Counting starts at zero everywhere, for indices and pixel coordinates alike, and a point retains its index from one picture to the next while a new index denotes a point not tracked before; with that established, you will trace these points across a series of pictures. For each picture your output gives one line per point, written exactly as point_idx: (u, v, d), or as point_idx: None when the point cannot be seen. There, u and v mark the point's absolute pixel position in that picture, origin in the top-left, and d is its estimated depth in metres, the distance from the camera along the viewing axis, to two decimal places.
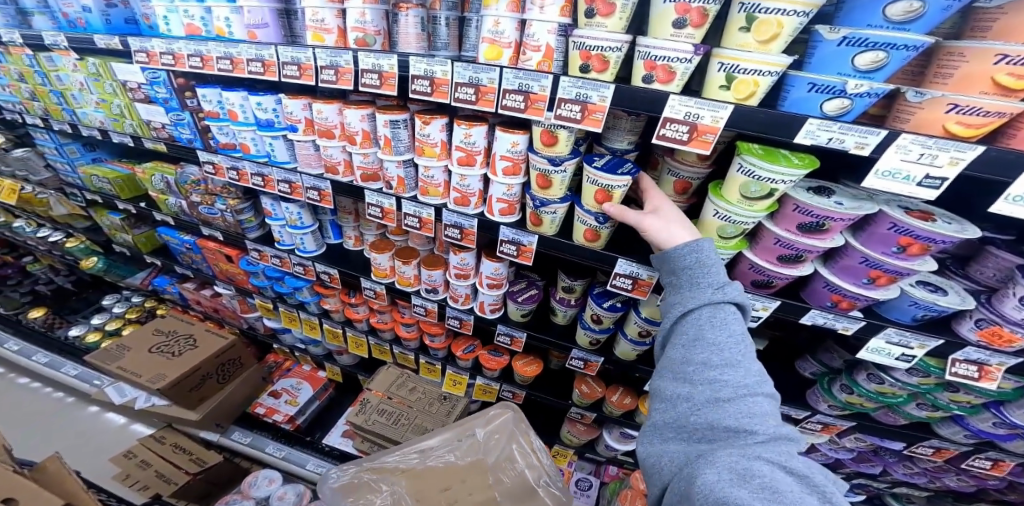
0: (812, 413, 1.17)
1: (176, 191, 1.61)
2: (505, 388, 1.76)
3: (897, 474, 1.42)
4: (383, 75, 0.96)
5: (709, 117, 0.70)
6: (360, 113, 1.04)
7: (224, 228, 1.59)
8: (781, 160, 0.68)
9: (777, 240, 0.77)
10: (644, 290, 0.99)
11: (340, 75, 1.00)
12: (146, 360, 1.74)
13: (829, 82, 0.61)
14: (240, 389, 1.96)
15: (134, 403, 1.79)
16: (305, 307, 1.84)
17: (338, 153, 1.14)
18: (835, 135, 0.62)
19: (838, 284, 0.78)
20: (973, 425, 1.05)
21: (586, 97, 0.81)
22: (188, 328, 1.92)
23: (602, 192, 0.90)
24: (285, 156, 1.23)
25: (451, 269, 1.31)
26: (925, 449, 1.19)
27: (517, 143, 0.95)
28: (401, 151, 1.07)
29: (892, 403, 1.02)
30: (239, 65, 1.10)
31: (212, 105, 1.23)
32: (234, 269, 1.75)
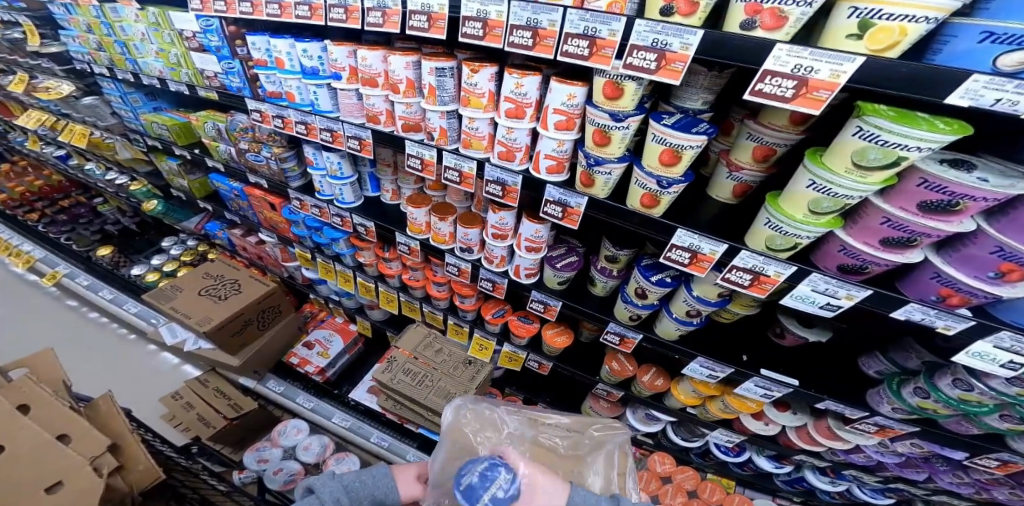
0: (871, 414, 1.07)
1: (226, 139, 1.62)
2: (532, 357, 1.75)
3: (942, 483, 1.31)
4: (432, 16, 0.88)
5: (828, 71, 0.58)
6: (406, 62, 0.97)
7: (270, 177, 1.61)
8: (920, 123, 0.55)
9: (886, 219, 0.66)
10: (704, 265, 0.90)
11: (388, 18, 0.93)
12: (196, 302, 1.83)
13: (1014, 30, 0.49)
14: (279, 337, 2.06)
15: (184, 345, 1.95)
16: (341, 259, 1.87)
17: (380, 102, 1.08)
18: (1007, 95, 0.50)
19: (952, 276, 0.67)
20: None
21: (664, 43, 0.71)
22: (234, 274, 1.99)
23: (670, 152, 0.81)
24: (329, 105, 1.19)
25: (488, 228, 1.25)
26: (990, 460, 1.10)
27: (574, 96, 0.86)
28: (446, 101, 1.00)
29: (975, 412, 0.91)
30: (287, 8, 1.04)
31: (261, 53, 1.20)
32: (277, 218, 1.78)
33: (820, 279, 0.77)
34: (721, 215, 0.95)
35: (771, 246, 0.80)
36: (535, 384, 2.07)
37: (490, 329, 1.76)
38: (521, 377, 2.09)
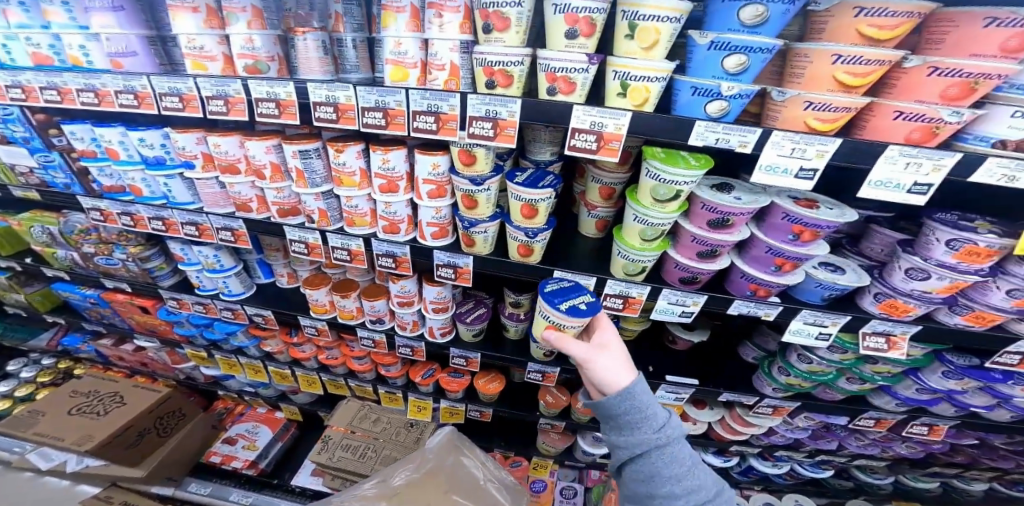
0: (760, 397, 1.19)
1: (63, 242, 1.45)
2: (471, 408, 1.70)
3: (852, 447, 1.46)
4: (280, 103, 0.85)
5: (612, 125, 0.71)
6: (263, 145, 0.95)
7: (130, 278, 1.45)
8: (680, 162, 0.70)
9: (694, 237, 0.79)
10: None
11: (231, 106, 0.88)
12: (67, 423, 1.59)
13: (707, 85, 0.64)
14: (189, 440, 1.80)
15: (64, 467, 1.62)
16: (245, 351, 1.72)
17: (247, 189, 1.05)
18: (721, 135, 0.65)
19: (751, 274, 0.82)
20: (900, 393, 1.06)
21: (495, 112, 0.77)
22: (112, 387, 1.77)
23: (527, 207, 0.90)
24: (186, 196, 1.11)
25: (393, 297, 1.25)
26: (866, 420, 1.20)
27: (438, 165, 0.91)
28: (318, 183, 0.99)
29: (824, 380, 1.06)
30: (106, 97, 0.94)
31: (84, 143, 1.07)
32: (153, 321, 1.61)
33: (668, 294, 0.89)
34: (596, 249, 1.06)
35: (626, 274, 0.90)
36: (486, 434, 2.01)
37: (424, 390, 1.70)
38: (470, 429, 2.03)
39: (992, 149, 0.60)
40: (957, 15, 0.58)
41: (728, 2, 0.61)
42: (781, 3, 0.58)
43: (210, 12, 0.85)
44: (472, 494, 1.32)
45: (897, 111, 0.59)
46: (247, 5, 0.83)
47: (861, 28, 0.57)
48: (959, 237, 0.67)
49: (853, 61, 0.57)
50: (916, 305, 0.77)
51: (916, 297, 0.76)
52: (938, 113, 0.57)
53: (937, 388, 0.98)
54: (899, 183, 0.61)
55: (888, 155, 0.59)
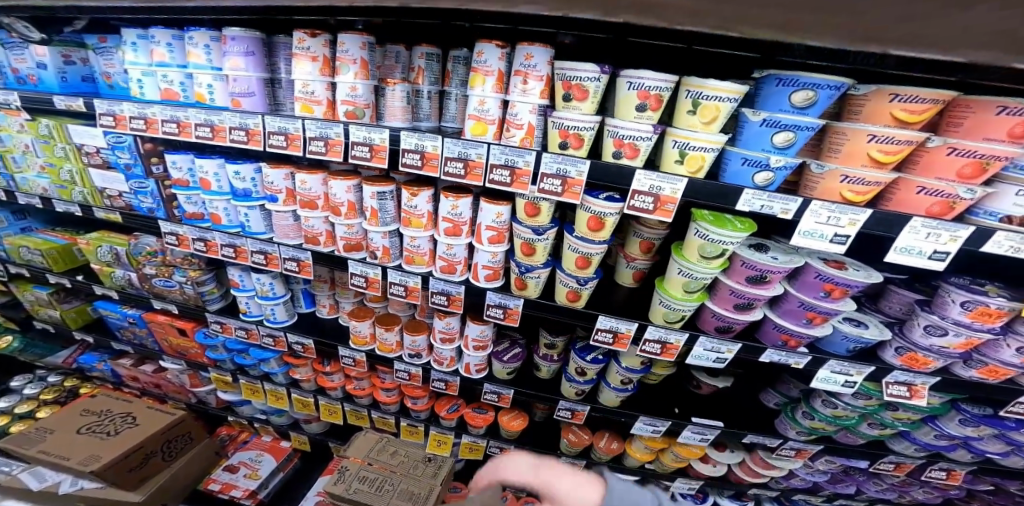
0: (784, 440, 1.23)
1: (125, 263, 1.53)
2: (492, 444, 1.69)
3: (870, 492, 1.51)
4: (374, 148, 0.96)
5: (670, 189, 0.80)
6: (347, 185, 1.05)
7: (183, 301, 1.53)
8: (728, 225, 0.80)
9: (732, 291, 0.89)
10: (626, 341, 1.00)
11: (330, 147, 0.99)
12: (76, 442, 1.57)
13: (757, 157, 0.75)
14: (189, 468, 1.76)
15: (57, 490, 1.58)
16: (271, 377, 1.73)
17: (319, 224, 1.14)
18: (765, 203, 0.75)
19: (784, 325, 0.90)
20: (920, 439, 1.13)
21: (565, 171, 0.84)
22: (125, 406, 1.77)
23: (583, 259, 0.96)
24: (260, 226, 1.20)
25: (435, 332, 1.25)
26: (887, 465, 1.25)
27: (501, 214, 0.97)
28: (387, 222, 1.07)
29: (848, 425, 1.12)
30: (220, 132, 1.06)
31: (181, 173, 1.19)
32: (187, 343, 1.65)
33: (705, 341, 0.96)
34: (630, 299, 1.09)
35: (666, 321, 0.97)
36: None
37: (447, 423, 1.71)
38: (485, 466, 2.02)
39: (1000, 223, 0.70)
40: (974, 102, 0.67)
41: (780, 87, 0.73)
42: (827, 89, 0.70)
43: (326, 61, 0.98)
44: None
45: (920, 187, 0.70)
46: (358, 56, 0.96)
47: (894, 112, 0.68)
48: (974, 300, 0.77)
49: (887, 141, 0.68)
50: (936, 359, 0.85)
51: (933, 351, 0.85)
52: (954, 191, 0.68)
53: (955, 435, 1.05)
54: (920, 250, 0.71)
55: (912, 225, 0.70)
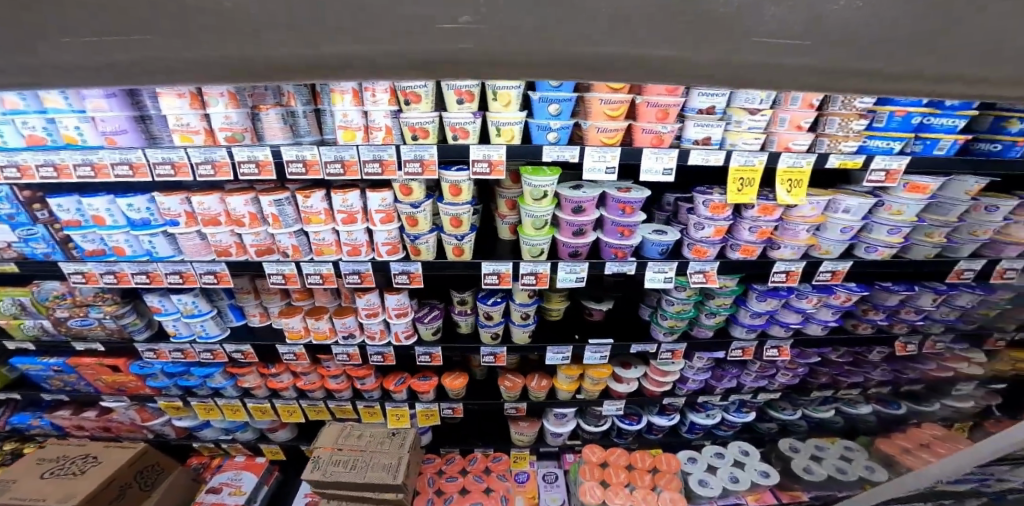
0: (657, 344, 1.52)
1: (32, 312, 1.63)
2: (444, 406, 1.86)
3: (748, 383, 1.85)
4: (259, 163, 1.10)
5: (496, 154, 1.03)
6: (243, 199, 1.15)
7: (105, 336, 1.62)
8: (541, 172, 1.03)
9: (567, 222, 1.13)
10: (508, 279, 1.20)
11: (218, 168, 1.11)
12: (44, 486, 1.67)
13: (543, 124, 1.01)
14: (168, 495, 1.91)
15: None
16: (222, 393, 1.84)
17: (227, 237, 1.22)
18: (558, 153, 1.00)
19: (608, 242, 1.18)
20: (744, 321, 1.48)
21: (421, 155, 1.06)
22: (81, 449, 1.85)
23: (454, 219, 1.13)
24: (168, 250, 1.27)
25: (360, 311, 1.38)
26: (737, 351, 1.55)
27: (385, 198, 1.13)
28: (290, 223, 1.18)
29: (689, 317, 1.45)
30: (103, 169, 1.13)
31: (70, 214, 1.23)
32: (122, 378, 1.78)
33: (563, 266, 1.18)
34: (514, 248, 1.30)
35: (530, 256, 1.18)
36: (463, 432, 2.25)
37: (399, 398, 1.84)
38: (448, 436, 2.22)
39: (692, 145, 0.99)
40: None
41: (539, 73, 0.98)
42: None
43: (193, 96, 1.05)
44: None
45: (642, 128, 0.98)
46: (224, 92, 1.05)
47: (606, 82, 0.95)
48: (706, 198, 1.11)
49: (610, 102, 0.96)
50: (708, 247, 1.19)
51: (703, 241, 1.18)
52: (659, 128, 0.98)
53: (759, 310, 1.42)
54: (656, 170, 0.99)
55: (647, 152, 0.98)
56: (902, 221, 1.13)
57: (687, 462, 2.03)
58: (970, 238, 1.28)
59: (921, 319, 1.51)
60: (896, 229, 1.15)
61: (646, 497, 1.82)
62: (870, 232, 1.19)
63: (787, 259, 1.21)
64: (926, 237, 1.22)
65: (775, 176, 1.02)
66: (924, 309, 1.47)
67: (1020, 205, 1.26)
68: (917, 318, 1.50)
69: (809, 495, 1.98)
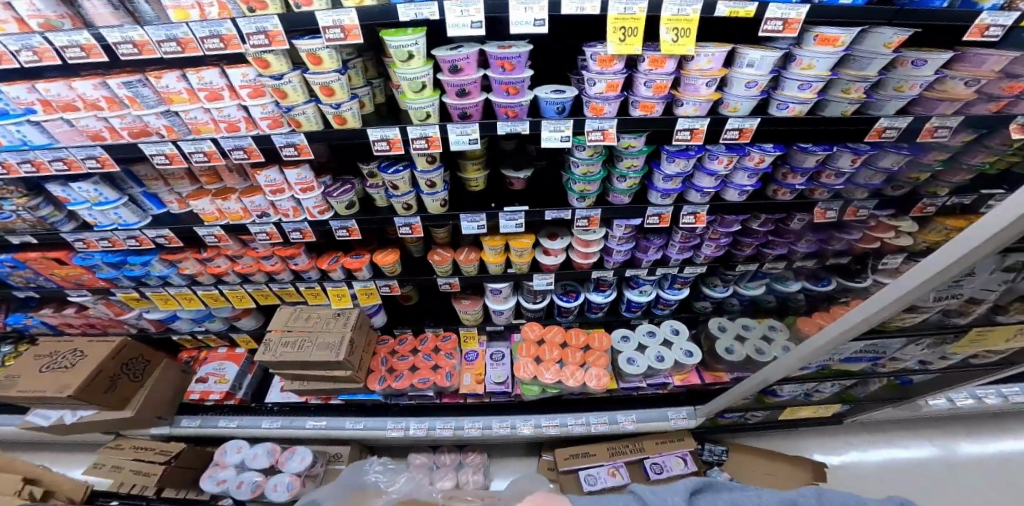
0: (572, 212, 1.40)
1: None
2: (381, 283, 1.80)
3: (672, 255, 1.72)
4: (84, 47, 0.98)
5: (347, 18, 0.90)
6: (90, 83, 1.04)
7: (32, 229, 1.52)
8: (400, 32, 0.95)
9: (447, 83, 1.07)
10: (399, 145, 1.16)
11: (42, 55, 1.00)
12: (42, 380, 1.72)
13: None
14: (160, 384, 2.02)
15: (62, 421, 1.86)
16: (171, 282, 1.73)
17: (94, 122, 1.14)
18: (415, 10, 0.91)
19: (495, 102, 1.11)
20: (658, 188, 1.34)
21: (263, 27, 0.90)
22: (70, 344, 1.86)
23: (325, 89, 1.03)
24: (42, 138, 1.19)
25: (265, 189, 1.28)
26: (654, 219, 1.41)
27: (247, 74, 1.01)
28: (153, 105, 1.08)
29: (599, 179, 1.31)
30: None
31: None
32: (73, 272, 1.68)
33: (452, 128, 1.12)
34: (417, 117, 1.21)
35: (418, 122, 1.14)
36: (416, 313, 2.37)
37: (336, 277, 1.77)
38: (404, 319, 2.34)
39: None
40: None
41: None
42: None
43: None
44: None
45: None
46: None
47: None
48: (592, 51, 0.98)
49: None
50: (604, 104, 1.08)
51: (597, 97, 1.07)
52: None
53: (671, 172, 1.27)
54: (527, 21, 0.91)
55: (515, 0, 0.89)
56: (810, 76, 1.04)
57: (621, 341, 2.15)
58: (894, 95, 1.15)
59: (841, 184, 1.41)
60: (806, 84, 1.06)
61: (572, 374, 2.00)
62: (782, 89, 1.11)
63: (689, 117, 1.10)
64: (842, 93, 1.13)
65: (661, 26, 0.92)
66: (843, 171, 1.36)
67: (954, 59, 1.13)
68: (837, 182, 1.40)
69: (731, 375, 2.08)
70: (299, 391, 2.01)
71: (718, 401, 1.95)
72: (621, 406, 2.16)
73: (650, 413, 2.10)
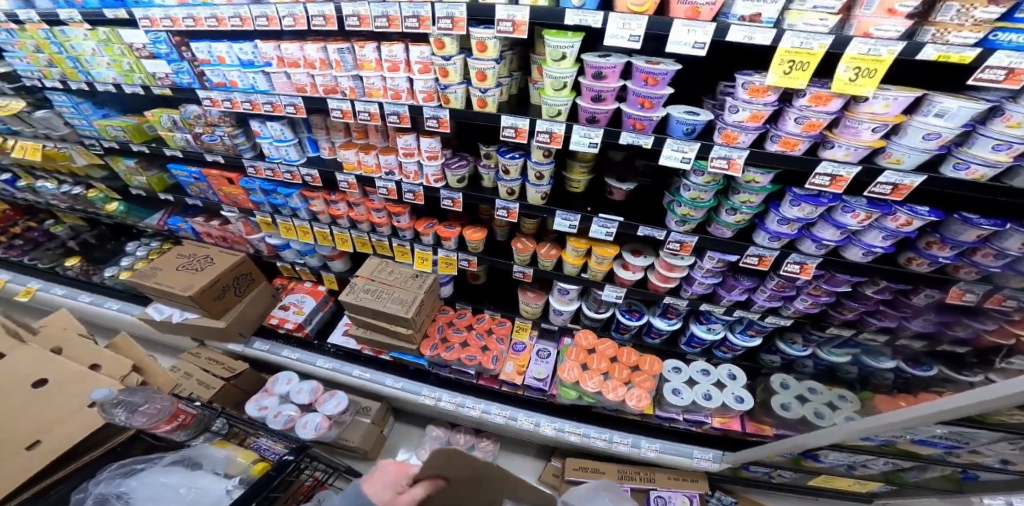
0: (666, 232, 1.43)
1: (182, 127, 1.82)
2: (462, 257, 1.92)
3: (759, 301, 1.67)
4: (326, 17, 1.16)
5: (519, 14, 0.99)
6: (315, 46, 1.25)
7: (227, 153, 1.80)
8: (563, 34, 1.03)
9: (586, 87, 1.13)
10: (524, 135, 1.23)
11: (298, 21, 1.20)
12: (176, 275, 2.02)
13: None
14: (256, 300, 2.29)
15: (171, 319, 2.15)
16: (297, 215, 1.97)
17: (305, 77, 1.33)
18: (580, 17, 0.97)
19: (626, 112, 1.15)
20: (769, 228, 1.33)
21: (451, 12, 1.03)
22: (205, 250, 2.18)
23: (480, 74, 1.14)
24: (266, 86, 1.42)
25: (399, 150, 1.44)
26: (752, 259, 1.42)
27: (423, 52, 1.15)
28: (349, 69, 1.26)
29: (707, 206, 1.32)
30: (223, 21, 1.29)
31: (203, 54, 1.44)
32: (235, 192, 1.94)
33: (577, 130, 1.19)
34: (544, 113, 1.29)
35: (548, 117, 1.20)
36: (480, 292, 2.50)
37: (426, 241, 1.91)
38: (469, 296, 2.47)
39: (737, 21, 0.93)
40: None
41: None
42: None
43: None
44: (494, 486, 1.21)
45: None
46: None
47: None
48: (746, 79, 1.01)
49: None
50: (739, 133, 1.09)
51: (734, 125, 1.08)
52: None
53: (791, 216, 1.25)
54: (685, 43, 0.95)
55: (680, 23, 0.93)
56: (1015, 136, 0.94)
57: (670, 371, 2.12)
58: None
59: (1000, 266, 1.26)
60: (1004, 144, 0.97)
61: (614, 389, 2.00)
62: (969, 147, 1.03)
63: (836, 160, 1.08)
64: None
65: (841, 62, 0.91)
66: (1007, 253, 1.21)
67: None
68: (994, 264, 1.25)
69: (776, 431, 1.99)
70: (358, 338, 2.17)
71: (750, 451, 1.85)
72: (650, 433, 2.10)
73: (675, 447, 2.04)
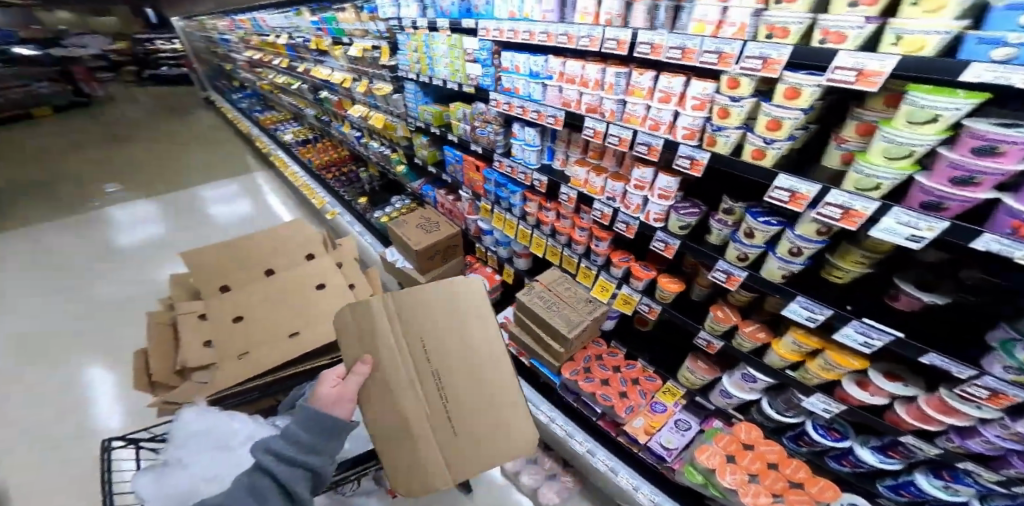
0: (978, 373, 0.93)
1: (467, 120, 2.08)
2: (644, 300, 1.75)
3: None
4: (620, 41, 1.18)
5: (875, 63, 0.77)
6: (596, 67, 1.29)
7: (486, 147, 2.01)
8: (949, 91, 0.73)
9: (948, 162, 0.78)
10: (801, 203, 0.99)
11: (592, 42, 1.25)
12: (415, 231, 2.48)
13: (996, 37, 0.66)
14: (451, 269, 2.63)
15: (395, 263, 2.66)
16: (511, 210, 2.15)
17: (574, 94, 1.41)
18: (1001, 74, 0.66)
19: (1011, 206, 0.75)
20: None
21: (766, 52, 0.89)
22: (437, 217, 2.62)
23: (773, 121, 0.96)
24: (539, 96, 1.56)
25: (631, 181, 1.38)
26: None
27: (706, 88, 1.04)
28: (618, 93, 1.26)
29: None
30: (533, 36, 1.42)
31: (507, 62, 1.61)
32: (476, 179, 2.24)
33: (897, 210, 0.85)
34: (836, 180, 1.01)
35: (856, 188, 0.91)
36: (644, 337, 2.25)
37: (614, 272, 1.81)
38: (631, 338, 2.27)
39: None
40: None
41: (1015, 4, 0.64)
42: None
43: None
44: (471, 379, 1.22)
45: None
46: None
47: None
48: None
49: None
50: None
51: None
52: None
53: None
54: None
55: None
56: None
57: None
58: None
59: None
60: None
61: (756, 499, 1.39)
62: None
63: None
64: None
65: None
66: None
67: None
68: None
69: None
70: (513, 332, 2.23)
71: None
72: None
73: None
